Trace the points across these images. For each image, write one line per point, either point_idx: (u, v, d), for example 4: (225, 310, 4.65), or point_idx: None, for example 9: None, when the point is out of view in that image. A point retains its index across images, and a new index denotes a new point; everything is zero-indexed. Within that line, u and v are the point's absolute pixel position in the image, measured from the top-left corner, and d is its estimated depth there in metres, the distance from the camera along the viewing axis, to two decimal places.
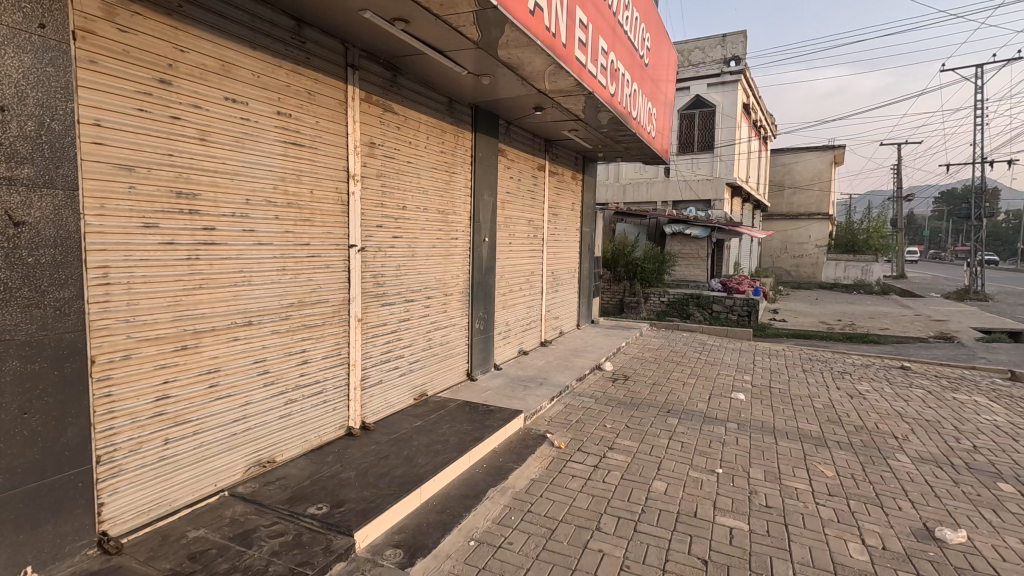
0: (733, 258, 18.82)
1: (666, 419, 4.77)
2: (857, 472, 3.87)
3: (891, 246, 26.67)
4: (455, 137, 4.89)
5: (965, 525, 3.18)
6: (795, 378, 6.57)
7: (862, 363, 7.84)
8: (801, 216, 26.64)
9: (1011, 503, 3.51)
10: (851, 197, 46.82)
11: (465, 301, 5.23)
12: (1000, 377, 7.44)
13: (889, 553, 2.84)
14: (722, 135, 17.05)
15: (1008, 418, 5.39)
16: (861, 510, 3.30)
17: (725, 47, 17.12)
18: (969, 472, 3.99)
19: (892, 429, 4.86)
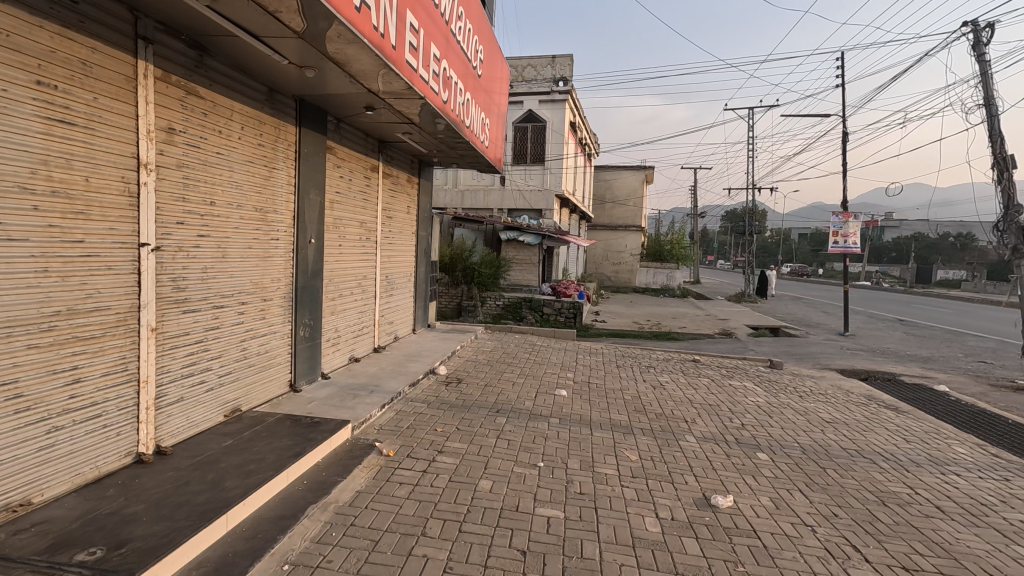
0: (561, 264, 20.31)
1: (494, 419, 4.94)
2: (655, 454, 4.42)
3: (689, 256, 31.09)
4: (275, 131, 4.53)
5: (732, 491, 3.83)
6: (610, 374, 7.30)
7: (664, 358, 9.00)
8: (619, 227, 29.81)
9: (765, 469, 4.31)
10: (659, 212, 53.63)
11: (287, 306, 4.86)
12: (763, 365, 9.10)
13: (677, 523, 3.29)
14: (552, 149, 18.31)
15: (765, 398, 6.61)
16: (656, 488, 3.76)
17: (555, 67, 18.42)
18: (738, 446, 4.79)
19: (683, 414, 5.65)
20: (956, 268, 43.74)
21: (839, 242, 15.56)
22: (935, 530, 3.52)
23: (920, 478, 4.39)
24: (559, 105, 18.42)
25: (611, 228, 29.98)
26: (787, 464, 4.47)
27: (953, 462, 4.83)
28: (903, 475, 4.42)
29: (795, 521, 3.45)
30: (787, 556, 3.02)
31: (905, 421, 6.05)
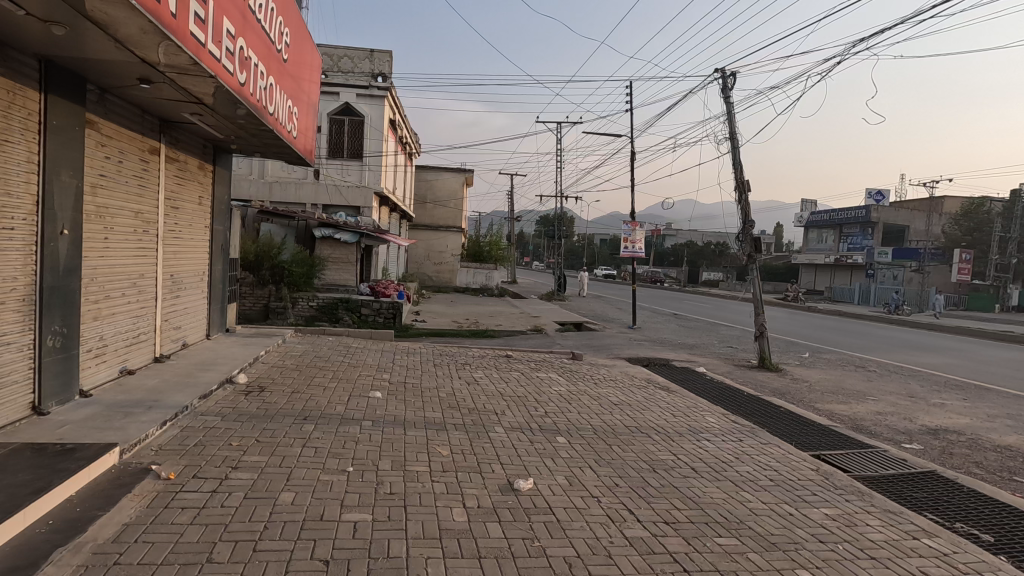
0: (381, 264, 19.86)
1: (301, 427, 4.65)
2: (465, 447, 4.60)
3: (506, 257, 32.78)
4: (8, 95, 3.67)
5: (533, 473, 4.17)
6: (427, 373, 7.36)
7: (480, 354, 9.37)
8: (440, 228, 30.18)
9: (563, 450, 4.78)
10: (478, 215, 55.43)
11: (27, 312, 3.97)
12: (566, 357, 10.03)
13: (482, 510, 3.47)
14: (370, 146, 17.81)
15: (567, 388, 7.30)
16: (465, 479, 3.92)
17: (373, 62, 17.93)
18: (541, 432, 5.22)
19: (494, 407, 5.97)
20: (715, 270, 53.18)
21: (628, 247, 17.86)
22: (689, 487, 4.27)
23: (681, 445, 5.27)
24: (378, 101, 18.00)
25: (432, 229, 30.19)
26: (580, 444, 5.01)
27: (705, 430, 5.89)
28: (669, 445, 5.27)
29: (584, 495, 3.89)
30: (576, 526, 3.40)
31: (673, 399, 7.19)
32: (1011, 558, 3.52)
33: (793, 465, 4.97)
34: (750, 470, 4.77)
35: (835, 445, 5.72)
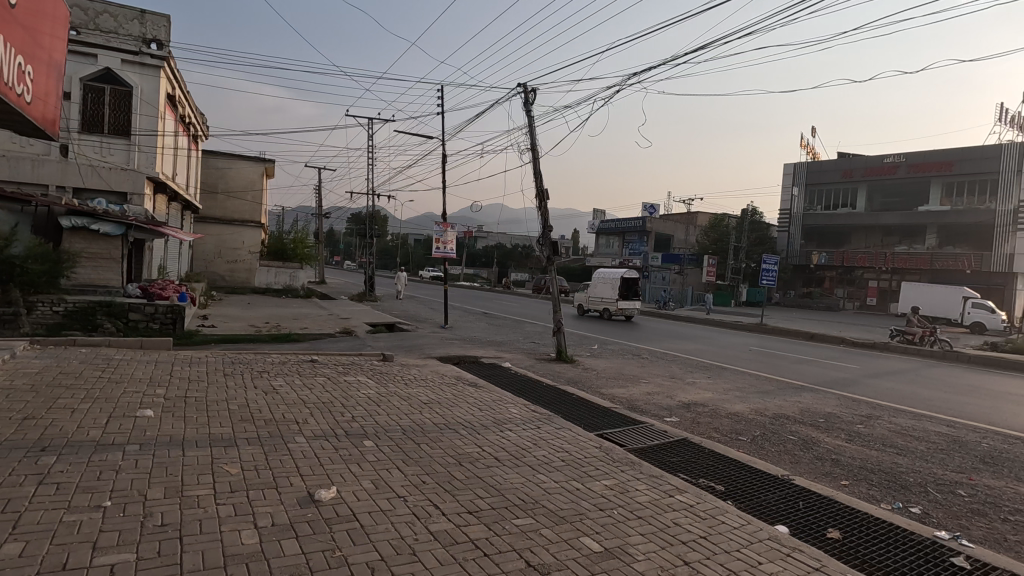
0: (156, 261, 17.06)
1: (35, 461, 3.77)
2: (259, 462, 4.21)
3: (313, 256, 30.75)
4: None
5: (336, 481, 4.00)
6: (213, 384, 6.53)
7: (280, 361, 8.64)
8: (234, 222, 27.01)
9: (370, 454, 4.67)
10: (282, 210, 50.96)
11: None
12: (377, 359, 9.80)
13: (277, 527, 3.22)
14: (141, 123, 15.25)
15: (376, 390, 7.14)
16: (257, 497, 3.59)
17: (144, 25, 15.38)
18: (346, 437, 5.03)
19: (295, 416, 5.56)
20: (523, 271, 56.78)
21: (440, 248, 18.12)
22: (492, 476, 4.51)
23: (486, 437, 5.55)
24: (151, 71, 15.46)
25: (224, 222, 26.89)
26: (388, 446, 4.94)
27: (508, 420, 6.30)
28: (475, 438, 5.50)
29: (390, 496, 3.86)
30: (380, 529, 3.35)
31: (481, 394, 7.52)
32: (735, 501, 4.45)
33: (581, 445, 5.57)
34: (545, 454, 5.22)
35: (615, 424, 6.58)
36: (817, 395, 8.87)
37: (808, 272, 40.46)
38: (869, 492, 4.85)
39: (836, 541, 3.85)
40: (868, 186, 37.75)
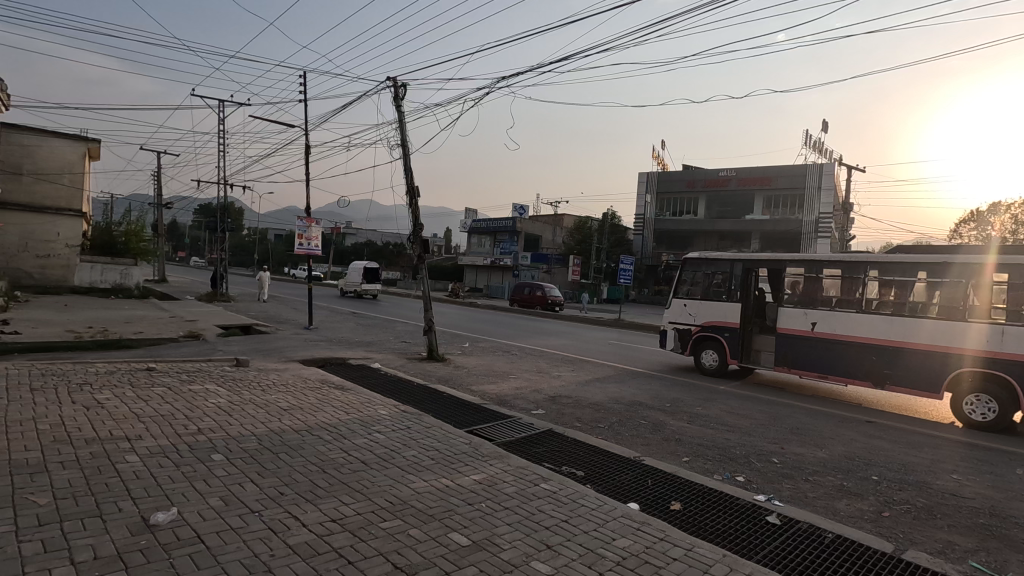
0: None
1: None
2: (77, 489, 3.63)
3: (151, 250, 27.22)
4: None
5: (178, 502, 3.60)
6: (15, 401, 5.49)
7: (107, 371, 7.51)
8: (44, 209, 22.90)
9: (219, 469, 4.25)
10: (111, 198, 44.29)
11: None
12: (229, 364, 8.95)
13: (100, 561, 2.82)
14: None
15: (228, 398, 6.53)
16: (76, 528, 3.10)
17: None
18: (190, 453, 4.53)
19: (126, 432, 4.88)
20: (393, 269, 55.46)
21: (303, 245, 17.01)
22: (358, 480, 4.35)
23: (353, 441, 5.34)
24: None
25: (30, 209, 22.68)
26: (241, 458, 4.54)
27: (376, 422, 6.12)
28: (341, 442, 5.27)
29: (242, 512, 3.56)
30: (230, 549, 3.08)
31: (347, 397, 7.22)
32: (593, 485, 4.77)
33: (451, 442, 5.60)
34: (414, 454, 5.17)
35: (485, 420, 6.71)
36: (664, 383, 9.84)
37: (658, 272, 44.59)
38: (705, 466, 5.50)
39: (679, 512, 4.31)
40: (707, 197, 42.63)
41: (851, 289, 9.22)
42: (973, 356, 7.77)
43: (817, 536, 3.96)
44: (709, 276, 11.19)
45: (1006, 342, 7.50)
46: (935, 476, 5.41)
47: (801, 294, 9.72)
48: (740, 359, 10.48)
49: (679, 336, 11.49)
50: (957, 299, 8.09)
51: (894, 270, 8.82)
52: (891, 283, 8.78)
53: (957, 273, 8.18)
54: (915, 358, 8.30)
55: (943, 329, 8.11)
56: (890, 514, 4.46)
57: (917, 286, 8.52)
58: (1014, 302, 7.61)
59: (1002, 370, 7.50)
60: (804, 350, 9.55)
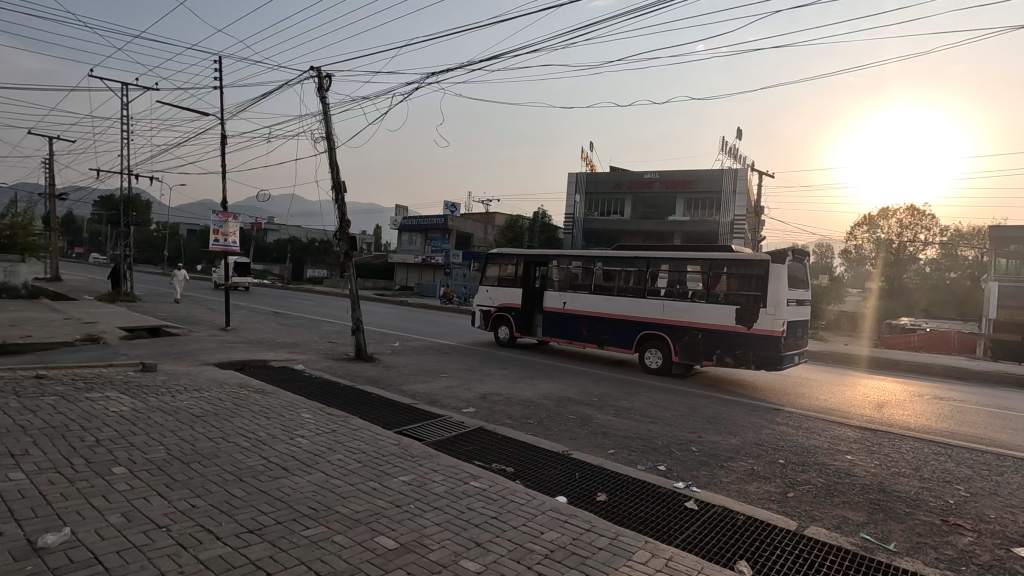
0: None
1: None
2: None
3: (41, 245, 24.65)
4: None
5: (72, 521, 3.29)
6: None
7: None
8: None
9: (121, 483, 3.93)
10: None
11: None
12: (134, 370, 8.26)
13: None
14: None
15: (132, 406, 6.03)
16: None
17: None
18: (87, 467, 4.15)
19: (9, 448, 4.40)
20: (319, 267, 53.51)
21: (219, 241, 15.97)
22: (278, 488, 4.16)
23: (274, 447, 5.09)
24: None
25: None
26: (147, 470, 4.22)
27: (299, 426, 5.87)
28: (260, 449, 5.00)
29: (147, 529, 3.30)
30: (133, 569, 2.86)
31: (267, 401, 6.87)
32: (522, 480, 4.83)
33: (379, 444, 5.47)
34: (340, 457, 5.00)
35: (414, 420, 6.60)
36: (592, 378, 10.10)
37: None
38: (630, 457, 5.70)
39: (605, 503, 4.44)
40: (633, 198, 44.24)
41: (589, 275, 12.35)
42: (651, 323, 11.16)
43: (731, 519, 4.22)
44: (504, 266, 14.16)
45: (665, 312, 10.95)
46: (833, 457, 5.91)
47: (560, 280, 12.79)
48: (522, 331, 13.55)
49: (483, 314, 14.46)
50: (730, 290, 10.24)
51: (726, 265, 10.38)
52: (688, 275, 10.84)
53: (734, 269, 10.26)
54: (620, 326, 11.64)
55: (720, 313, 10.28)
56: (795, 494, 4.82)
57: (623, 273, 11.77)
58: (773, 293, 9.74)
59: (756, 345, 9.84)
60: (560, 322, 12.69)
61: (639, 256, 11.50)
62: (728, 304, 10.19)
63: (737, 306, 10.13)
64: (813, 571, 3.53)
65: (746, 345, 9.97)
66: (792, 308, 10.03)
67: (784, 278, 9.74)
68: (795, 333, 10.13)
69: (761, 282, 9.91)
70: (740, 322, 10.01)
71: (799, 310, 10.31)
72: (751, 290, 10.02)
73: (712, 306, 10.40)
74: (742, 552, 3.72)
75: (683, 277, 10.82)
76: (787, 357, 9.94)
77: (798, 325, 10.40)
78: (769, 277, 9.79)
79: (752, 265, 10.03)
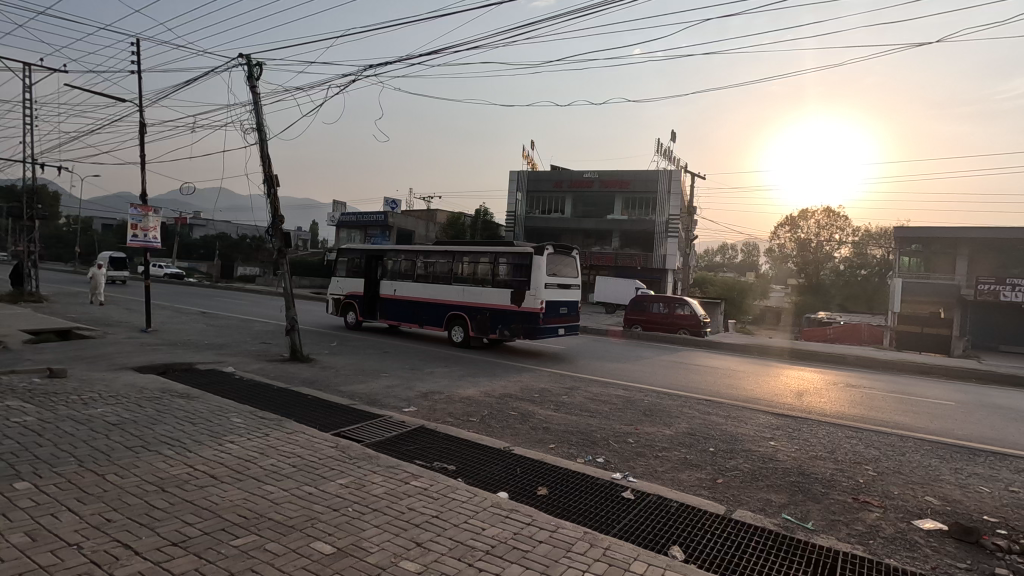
0: None
1: None
2: None
3: None
4: None
5: None
6: None
7: None
8: None
9: (24, 499, 3.62)
10: None
11: None
12: (41, 376, 7.60)
13: None
14: None
15: (38, 415, 5.55)
16: None
17: None
18: None
19: None
20: (251, 265, 51.21)
21: (139, 236, 14.90)
22: (205, 497, 3.95)
23: (200, 454, 4.83)
24: None
25: None
26: (55, 484, 3.91)
27: (228, 432, 5.57)
28: (185, 457, 4.72)
29: (55, 547, 3.06)
30: None
31: (193, 406, 6.50)
32: (464, 478, 4.82)
33: (315, 447, 5.28)
34: (273, 462, 4.80)
35: (352, 421, 6.43)
36: (532, 374, 10.22)
37: None
38: (570, 451, 5.81)
39: (545, 496, 4.51)
40: (573, 197, 45.05)
41: (411, 267, 14.79)
42: (454, 304, 13.68)
43: (665, 506, 4.39)
44: (354, 259, 16.36)
45: (463, 295, 13.48)
46: (758, 444, 6.26)
47: (394, 270, 15.20)
48: (367, 315, 15.92)
49: (338, 301, 16.89)
50: (507, 276, 12.89)
51: (502, 256, 12.99)
52: (480, 265, 13.43)
53: (510, 260, 12.90)
54: (434, 308, 14.16)
55: (499, 295, 12.93)
56: (723, 480, 5.08)
57: (436, 265, 14.24)
58: (534, 278, 12.46)
59: (522, 319, 12.56)
60: (393, 307, 15.13)
61: (445, 251, 13.98)
62: (502, 287, 12.84)
63: (511, 289, 12.70)
64: (739, 551, 3.73)
65: (517, 320, 12.60)
66: (553, 290, 12.73)
67: (544, 268, 12.38)
68: (555, 310, 12.81)
69: (528, 269, 12.52)
70: (513, 302, 12.59)
71: (561, 292, 13.02)
72: (521, 276, 12.64)
73: (494, 290, 13.00)
74: (675, 537, 3.89)
75: (474, 267, 13.29)
76: (548, 328, 12.66)
77: (562, 304, 13.13)
78: (532, 266, 12.45)
79: (520, 256, 12.69)
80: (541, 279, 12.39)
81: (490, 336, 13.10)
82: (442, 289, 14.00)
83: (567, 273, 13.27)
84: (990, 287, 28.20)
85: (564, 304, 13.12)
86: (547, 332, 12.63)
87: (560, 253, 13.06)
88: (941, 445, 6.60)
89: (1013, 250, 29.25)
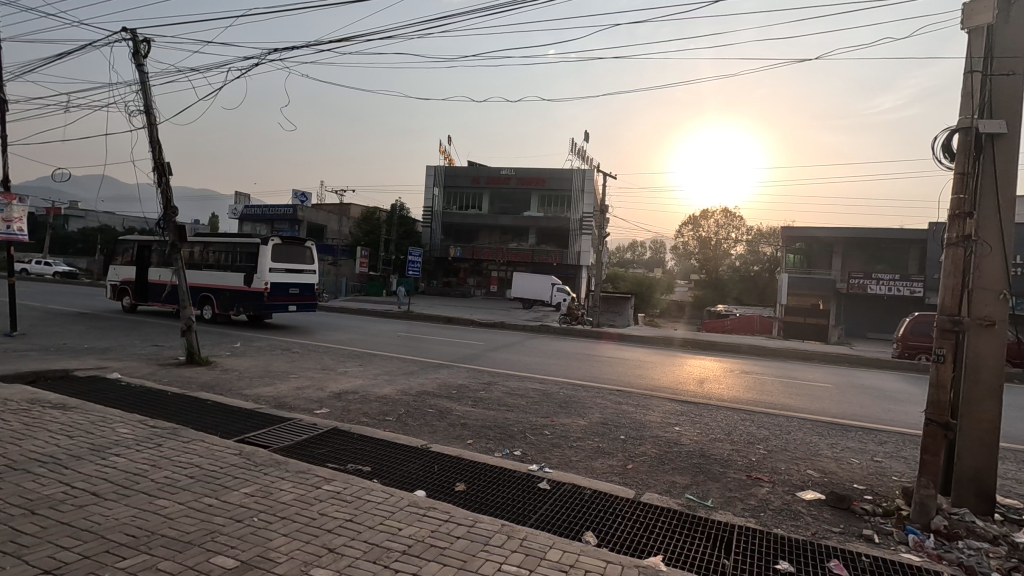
0: None
1: None
2: None
3: None
4: None
5: None
6: None
7: None
8: None
9: None
10: None
11: None
12: None
13: None
14: None
15: None
16: None
17: None
18: None
19: None
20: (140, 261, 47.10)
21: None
22: (85, 518, 3.57)
23: (79, 470, 4.35)
24: None
25: None
26: None
27: (112, 444, 5.05)
28: (60, 475, 4.23)
29: None
30: None
31: (71, 417, 5.84)
32: (379, 478, 4.70)
33: (215, 455, 4.92)
34: (167, 474, 4.41)
35: (257, 426, 6.06)
36: (449, 370, 10.18)
37: (447, 263, 45.88)
38: (487, 445, 5.85)
39: (463, 492, 4.51)
40: (491, 193, 45.20)
41: (176, 256, 17.51)
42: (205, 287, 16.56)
43: (579, 494, 4.54)
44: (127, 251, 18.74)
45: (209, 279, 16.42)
46: (663, 429, 6.65)
47: (159, 259, 17.75)
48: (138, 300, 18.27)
49: (115, 286, 18.75)
50: (243, 262, 16.04)
51: (238, 246, 16.10)
52: (228, 254, 16.39)
53: (245, 249, 15.99)
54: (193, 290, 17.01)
55: (233, 278, 16.06)
56: (633, 465, 5.33)
57: (196, 254, 17.05)
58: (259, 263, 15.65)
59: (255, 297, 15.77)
60: (159, 291, 17.69)
61: (201, 242, 16.76)
62: (237, 271, 15.96)
63: (244, 273, 15.79)
64: (647, 532, 3.95)
65: (248, 298, 15.79)
66: (276, 274, 16.01)
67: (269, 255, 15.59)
68: (281, 290, 16.07)
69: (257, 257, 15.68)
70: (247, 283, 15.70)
71: (285, 276, 16.30)
72: (253, 263, 15.75)
73: (235, 274, 16.11)
74: (589, 524, 4.03)
75: (217, 256, 16.38)
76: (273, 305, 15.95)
77: (286, 286, 16.42)
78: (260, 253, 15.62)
79: (249, 245, 15.80)
80: (267, 264, 15.56)
81: (230, 313, 16.17)
82: (144, 271, 17.67)
83: (295, 262, 16.52)
84: (859, 281, 31.96)
85: (293, 286, 16.48)
86: (273, 308, 15.94)
87: (289, 245, 16.32)
88: (819, 423, 7.35)
89: (877, 249, 33.08)
